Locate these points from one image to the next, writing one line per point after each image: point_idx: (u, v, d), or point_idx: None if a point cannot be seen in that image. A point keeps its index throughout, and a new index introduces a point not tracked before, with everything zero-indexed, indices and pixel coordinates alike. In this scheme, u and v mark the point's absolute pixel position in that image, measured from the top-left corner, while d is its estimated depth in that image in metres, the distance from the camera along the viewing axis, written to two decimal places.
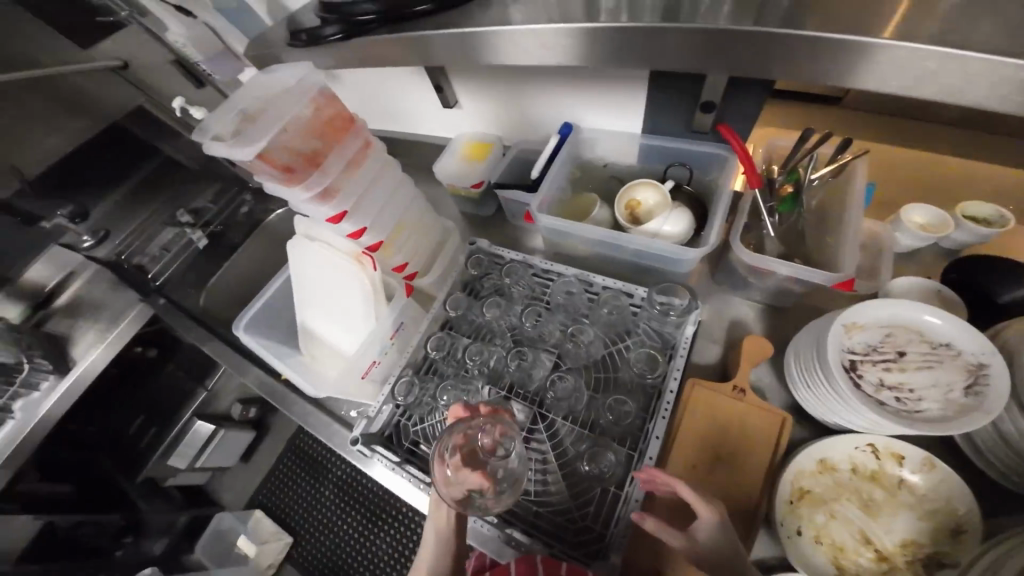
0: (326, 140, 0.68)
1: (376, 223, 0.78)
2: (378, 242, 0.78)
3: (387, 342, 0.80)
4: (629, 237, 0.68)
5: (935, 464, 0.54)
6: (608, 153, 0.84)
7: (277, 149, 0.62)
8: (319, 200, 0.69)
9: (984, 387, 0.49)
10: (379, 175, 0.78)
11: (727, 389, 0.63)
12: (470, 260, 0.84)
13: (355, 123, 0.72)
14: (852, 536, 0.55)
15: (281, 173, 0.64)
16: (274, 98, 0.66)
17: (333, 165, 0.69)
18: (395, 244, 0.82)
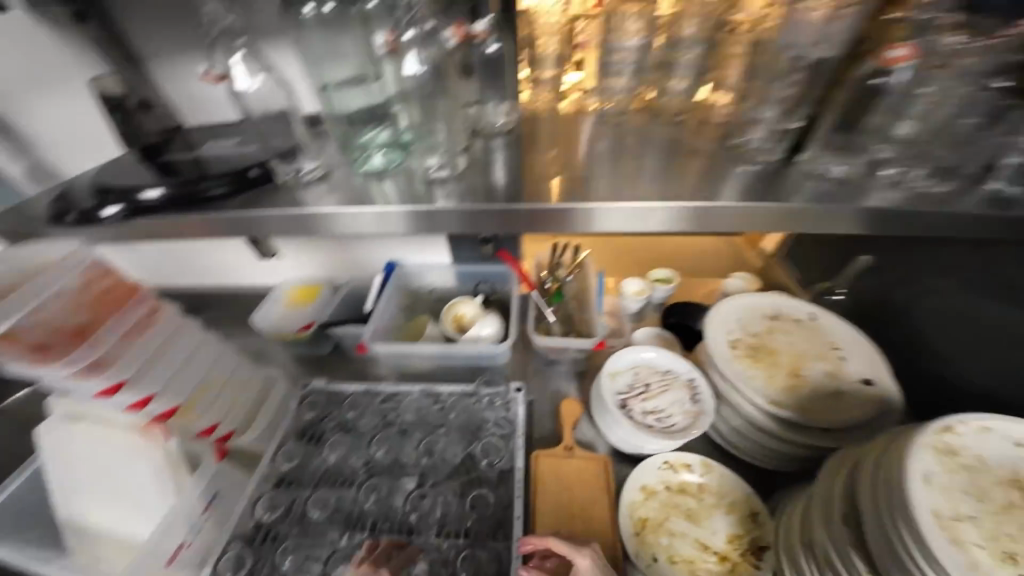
0: (97, 313, 0.65)
1: (168, 389, 0.71)
2: (171, 408, 0.70)
3: (198, 516, 0.68)
4: (456, 346, 0.82)
5: (710, 464, 0.74)
6: (432, 282, 0.98)
7: (28, 328, 0.58)
8: (82, 375, 0.62)
9: (700, 397, 0.75)
10: (171, 339, 0.74)
11: (560, 451, 0.77)
12: (304, 403, 0.83)
13: (138, 291, 0.71)
14: (693, 547, 0.67)
15: (29, 354, 0.58)
16: (24, 275, 0.61)
17: (105, 335, 0.65)
18: (197, 407, 0.74)
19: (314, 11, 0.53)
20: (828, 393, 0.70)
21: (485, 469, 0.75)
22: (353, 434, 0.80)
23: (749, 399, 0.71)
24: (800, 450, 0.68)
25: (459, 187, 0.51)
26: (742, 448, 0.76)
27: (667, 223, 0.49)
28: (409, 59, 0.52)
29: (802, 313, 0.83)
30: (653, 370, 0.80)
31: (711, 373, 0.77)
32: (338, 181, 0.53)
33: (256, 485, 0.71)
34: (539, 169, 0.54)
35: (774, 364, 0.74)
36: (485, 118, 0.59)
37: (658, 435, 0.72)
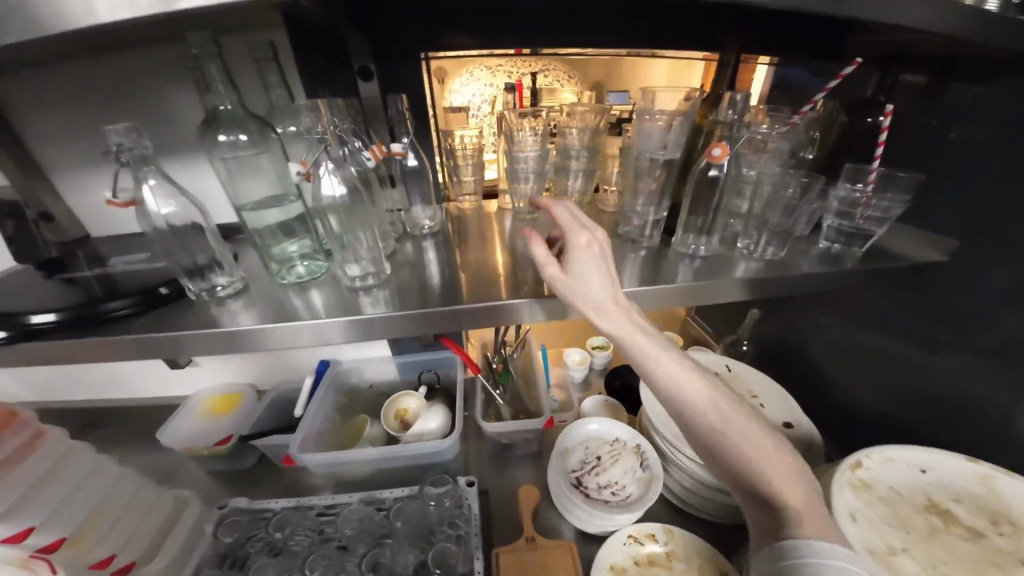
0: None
1: (51, 520, 0.63)
2: (59, 538, 0.63)
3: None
4: (397, 447, 0.76)
5: (672, 530, 0.72)
6: (372, 376, 0.94)
7: None
8: None
9: (648, 459, 0.76)
10: (57, 465, 0.68)
11: (522, 543, 0.72)
12: (221, 527, 0.75)
13: (19, 416, 0.65)
14: None
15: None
16: None
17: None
18: (90, 537, 0.66)
19: (227, 137, 0.52)
20: None
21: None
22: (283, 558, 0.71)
23: (692, 458, 0.72)
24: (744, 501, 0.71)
25: (383, 292, 0.52)
26: (699, 506, 0.76)
27: None
28: (335, 183, 0.51)
29: (721, 365, 0.92)
30: (602, 440, 0.80)
31: (656, 436, 0.78)
32: (256, 295, 0.52)
33: None
34: (463, 271, 0.56)
35: None
36: (411, 222, 0.67)
37: (615, 510, 0.70)
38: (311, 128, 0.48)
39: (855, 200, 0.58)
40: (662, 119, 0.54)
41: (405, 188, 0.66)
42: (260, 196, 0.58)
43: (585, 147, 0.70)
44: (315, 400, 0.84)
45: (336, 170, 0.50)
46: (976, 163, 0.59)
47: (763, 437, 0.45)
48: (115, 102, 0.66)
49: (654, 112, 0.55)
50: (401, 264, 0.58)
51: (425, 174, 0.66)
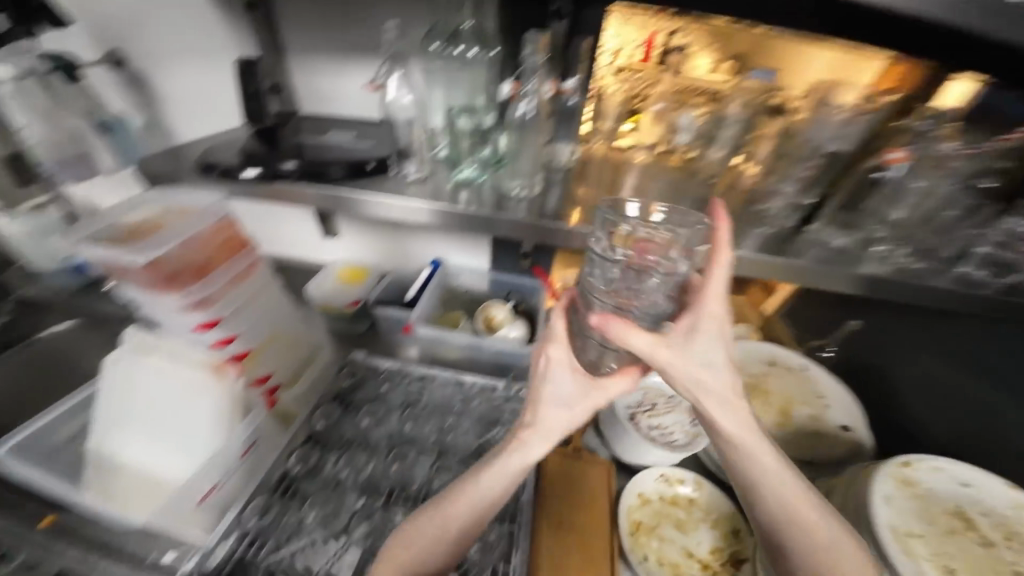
0: (218, 252, 0.67)
1: (248, 332, 0.72)
2: (247, 351, 0.70)
3: (235, 463, 0.65)
4: (489, 341, 0.89)
5: (701, 482, 0.79)
6: (467, 284, 1.07)
7: (170, 255, 0.61)
8: (191, 306, 0.64)
9: (701, 421, 0.80)
10: (258, 293, 0.75)
11: (569, 451, 0.79)
12: (341, 371, 0.86)
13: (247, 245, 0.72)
14: (678, 553, 0.72)
15: (161, 278, 0.61)
16: (177, 212, 0.67)
17: (218, 277, 0.67)
18: (262, 356, 0.74)
19: (460, 52, 0.70)
20: (809, 433, 0.82)
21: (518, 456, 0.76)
22: (379, 403, 0.83)
23: None
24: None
25: (529, 203, 0.66)
26: (732, 477, 0.81)
27: None
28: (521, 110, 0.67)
29: (795, 364, 0.93)
30: (662, 393, 0.85)
31: None
32: (437, 188, 0.66)
33: (291, 437, 0.73)
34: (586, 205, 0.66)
35: (768, 403, 0.85)
36: (552, 155, 0.73)
37: (661, 447, 0.75)
38: (529, 55, 0.64)
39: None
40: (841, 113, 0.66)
41: (557, 125, 0.71)
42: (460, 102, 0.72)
43: (739, 117, 0.72)
44: (428, 291, 0.98)
45: (533, 95, 0.66)
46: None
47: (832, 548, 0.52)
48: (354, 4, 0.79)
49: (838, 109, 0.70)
50: (550, 185, 0.70)
51: (577, 115, 0.69)
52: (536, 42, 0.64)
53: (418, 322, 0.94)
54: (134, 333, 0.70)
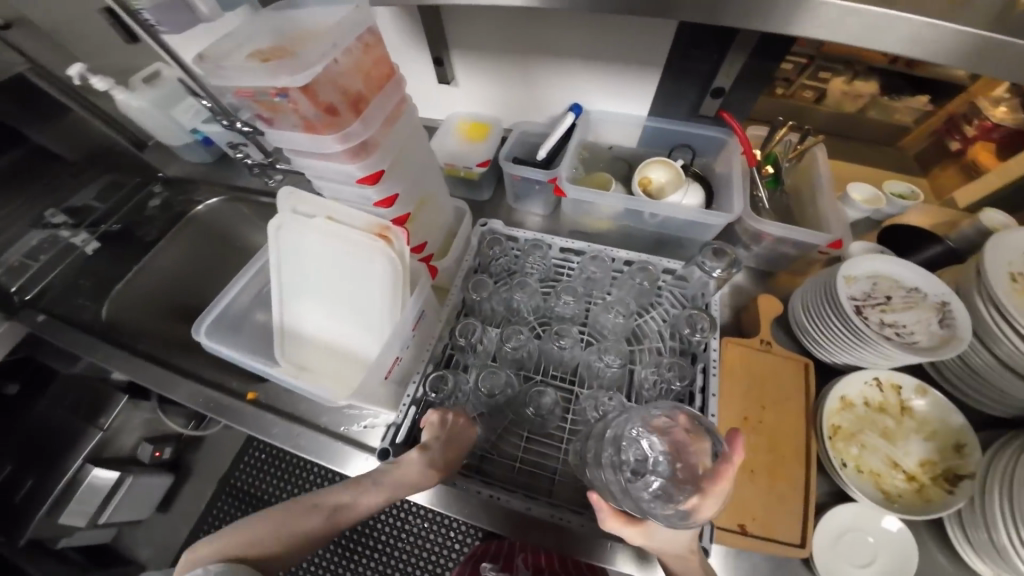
0: (369, 85, 0.56)
1: (405, 192, 0.66)
2: (404, 215, 0.67)
3: (410, 335, 0.64)
4: (655, 204, 0.70)
5: (926, 389, 0.62)
6: (613, 138, 0.85)
7: (325, 83, 0.51)
8: (351, 154, 0.57)
9: (953, 318, 0.59)
10: (408, 143, 0.66)
11: (755, 343, 0.68)
12: (483, 242, 0.78)
13: (395, 76, 0.61)
14: (882, 462, 0.60)
15: (321, 115, 0.52)
16: (316, 31, 0.54)
17: (375, 115, 0.57)
18: (416, 221, 0.71)
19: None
20: None
21: (696, 344, 0.66)
22: (519, 277, 0.77)
23: (1022, 338, 0.54)
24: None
25: None
26: (957, 384, 0.63)
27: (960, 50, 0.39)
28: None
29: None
30: (897, 283, 0.64)
31: (980, 297, 0.59)
32: None
33: (448, 313, 0.71)
34: None
35: None
36: None
37: (896, 344, 0.58)
38: None
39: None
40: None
41: None
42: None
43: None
44: (570, 145, 0.79)
45: None
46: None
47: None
48: None
49: None
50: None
51: None
52: None
53: (566, 182, 0.75)
54: (291, 198, 0.65)
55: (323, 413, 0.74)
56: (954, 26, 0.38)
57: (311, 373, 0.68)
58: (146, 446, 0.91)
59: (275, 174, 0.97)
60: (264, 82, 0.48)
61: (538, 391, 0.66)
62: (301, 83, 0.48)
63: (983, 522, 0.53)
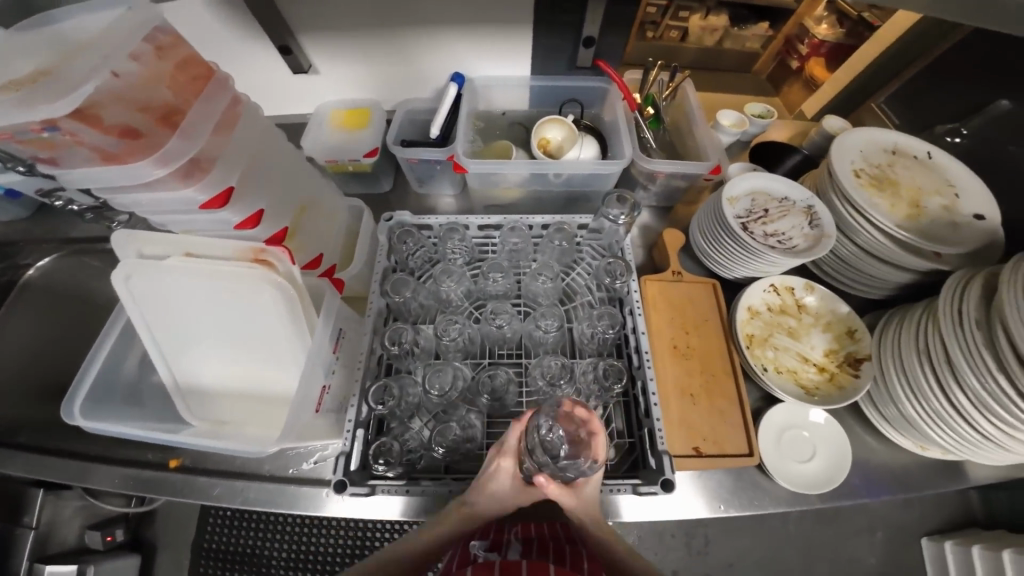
0: (180, 93, 0.48)
1: (272, 205, 0.60)
2: (280, 231, 0.60)
3: (331, 359, 0.59)
4: (556, 164, 0.69)
5: (814, 287, 0.73)
6: (503, 103, 0.82)
7: (104, 101, 0.42)
8: (181, 178, 0.49)
9: (820, 219, 0.68)
10: (259, 149, 0.58)
11: (669, 276, 0.73)
12: (394, 237, 0.72)
13: (216, 75, 0.52)
14: (795, 359, 0.70)
15: (120, 141, 0.44)
16: (80, 41, 0.44)
17: (197, 125, 0.48)
18: (300, 233, 0.65)
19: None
20: (942, 221, 0.67)
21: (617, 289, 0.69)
22: (442, 263, 0.74)
23: (874, 225, 0.64)
24: (899, 275, 0.67)
25: None
26: (842, 279, 0.74)
27: None
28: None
29: (918, 149, 0.75)
30: (770, 195, 0.72)
31: (836, 196, 0.68)
32: None
33: (373, 321, 0.66)
34: None
35: (897, 194, 0.69)
36: None
37: (781, 251, 0.66)
38: None
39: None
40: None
41: None
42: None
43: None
44: (461, 115, 0.74)
45: None
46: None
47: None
48: None
49: None
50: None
51: None
52: None
53: (466, 157, 0.71)
54: (132, 242, 0.54)
55: (265, 461, 0.66)
56: None
57: (231, 424, 0.60)
58: (93, 532, 0.84)
59: (120, 214, 0.81)
60: (17, 117, 0.38)
61: (489, 374, 0.64)
62: (69, 109, 0.39)
63: (889, 398, 0.65)
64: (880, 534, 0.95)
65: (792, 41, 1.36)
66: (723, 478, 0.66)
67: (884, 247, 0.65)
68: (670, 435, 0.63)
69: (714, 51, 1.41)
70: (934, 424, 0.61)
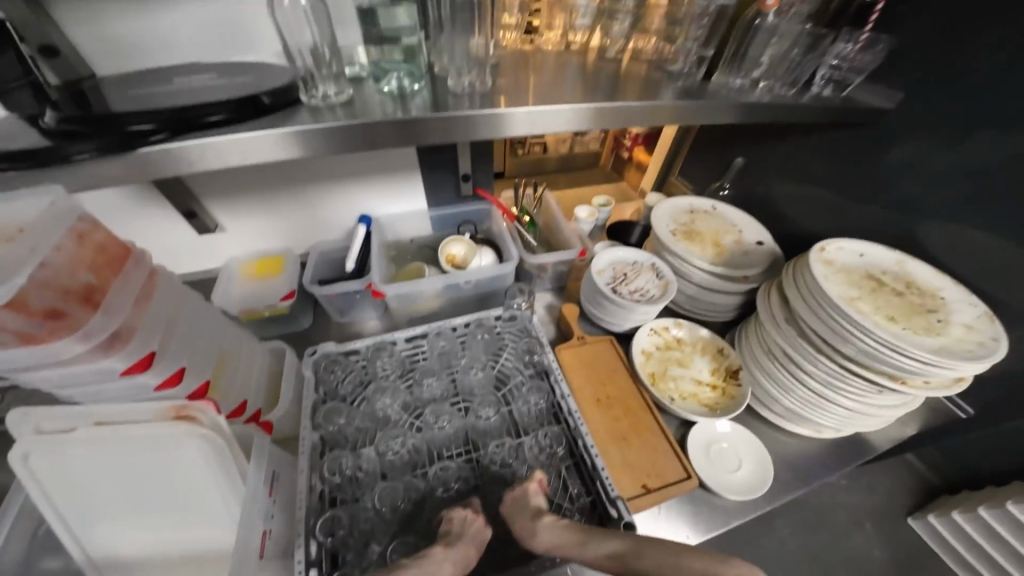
0: (101, 273, 0.51)
1: (193, 360, 0.60)
2: (204, 384, 0.60)
3: (270, 502, 0.57)
4: (463, 274, 0.82)
5: (682, 323, 0.93)
6: (409, 232, 0.97)
7: (33, 289, 0.43)
8: (103, 349, 0.50)
9: (662, 271, 0.92)
10: (177, 310, 0.61)
11: (575, 342, 0.87)
12: (320, 368, 0.75)
13: (133, 252, 0.57)
14: (692, 384, 0.85)
15: (43, 323, 0.45)
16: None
17: (119, 301, 0.52)
18: (223, 382, 0.64)
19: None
20: (738, 256, 0.96)
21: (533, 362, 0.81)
22: (377, 382, 0.77)
23: (695, 266, 0.90)
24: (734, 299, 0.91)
25: (478, 96, 0.59)
26: (699, 311, 0.96)
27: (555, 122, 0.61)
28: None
29: (706, 206, 1.08)
30: (628, 262, 0.94)
31: (667, 253, 0.93)
32: (361, 102, 0.55)
33: (307, 455, 0.64)
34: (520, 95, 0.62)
35: (704, 243, 0.97)
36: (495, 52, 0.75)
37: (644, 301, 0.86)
38: None
39: (846, 56, 0.82)
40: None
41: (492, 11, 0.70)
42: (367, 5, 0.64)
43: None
44: (372, 248, 0.86)
45: None
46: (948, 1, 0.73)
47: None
48: None
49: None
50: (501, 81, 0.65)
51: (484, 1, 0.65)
52: None
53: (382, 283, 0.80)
54: (29, 421, 0.53)
55: None
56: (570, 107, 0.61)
57: None
58: None
59: None
60: None
61: (440, 474, 0.65)
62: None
63: (770, 396, 0.82)
64: (867, 524, 1.09)
65: (616, 142, 1.83)
66: (680, 510, 0.72)
67: (711, 283, 0.89)
68: (620, 483, 0.68)
69: (564, 158, 1.86)
70: (808, 407, 0.78)
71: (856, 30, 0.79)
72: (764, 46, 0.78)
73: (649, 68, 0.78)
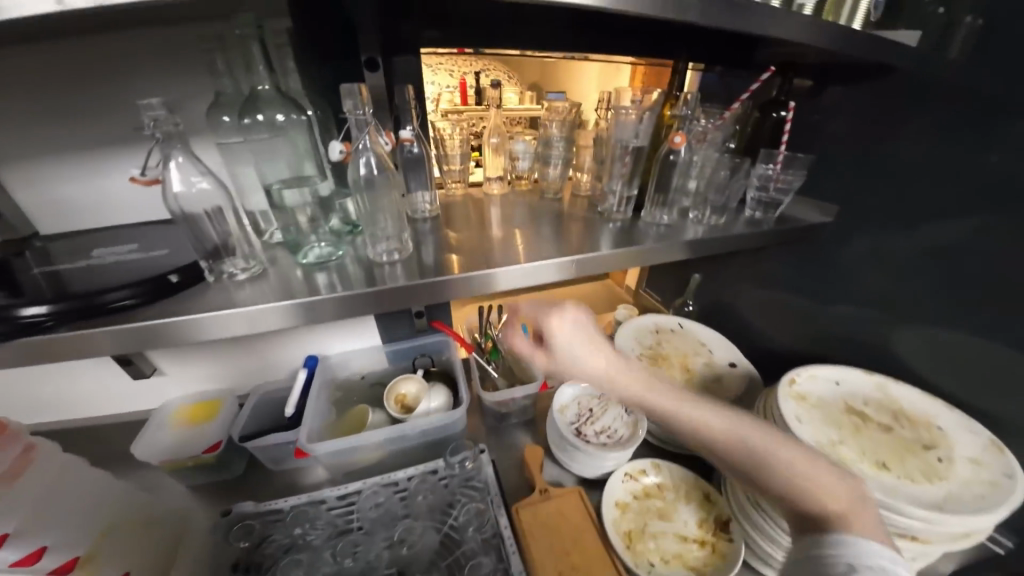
0: None
1: (66, 537, 0.56)
2: (70, 560, 0.54)
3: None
4: (409, 424, 0.76)
5: (659, 464, 0.82)
6: (362, 367, 0.92)
7: None
8: None
9: (632, 406, 0.87)
10: (55, 479, 0.59)
11: (537, 496, 0.76)
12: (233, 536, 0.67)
13: (8, 429, 0.56)
14: (677, 542, 0.72)
15: None
16: None
17: None
18: (99, 557, 0.58)
19: (263, 116, 0.57)
20: (708, 380, 0.92)
21: (475, 534, 0.71)
22: (299, 552, 0.67)
23: None
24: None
25: (403, 265, 0.56)
26: (675, 445, 0.88)
27: (512, 283, 0.59)
28: (363, 165, 0.57)
29: (672, 324, 1.07)
30: (592, 395, 0.91)
31: (636, 384, 0.90)
32: (279, 276, 0.54)
33: None
34: (462, 247, 0.63)
35: (671, 366, 0.93)
36: (414, 206, 0.71)
37: (613, 448, 0.80)
38: (351, 111, 0.51)
39: (769, 176, 0.77)
40: (633, 112, 0.72)
41: (405, 174, 0.70)
42: (283, 177, 0.62)
43: (563, 138, 0.85)
44: (312, 396, 0.80)
45: (371, 152, 0.56)
46: (865, 147, 0.79)
47: (813, 470, 0.49)
48: (62, 79, 0.54)
49: (626, 109, 0.72)
50: (418, 243, 0.63)
51: (424, 160, 0.71)
52: (354, 95, 0.49)
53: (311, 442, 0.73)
54: None
55: None
56: (530, 266, 0.59)
57: None
58: None
59: None
60: None
61: None
62: None
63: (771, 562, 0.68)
64: None
65: None
66: None
67: None
68: None
69: None
70: None
71: (774, 150, 0.76)
72: (688, 176, 0.77)
73: (590, 202, 0.84)
